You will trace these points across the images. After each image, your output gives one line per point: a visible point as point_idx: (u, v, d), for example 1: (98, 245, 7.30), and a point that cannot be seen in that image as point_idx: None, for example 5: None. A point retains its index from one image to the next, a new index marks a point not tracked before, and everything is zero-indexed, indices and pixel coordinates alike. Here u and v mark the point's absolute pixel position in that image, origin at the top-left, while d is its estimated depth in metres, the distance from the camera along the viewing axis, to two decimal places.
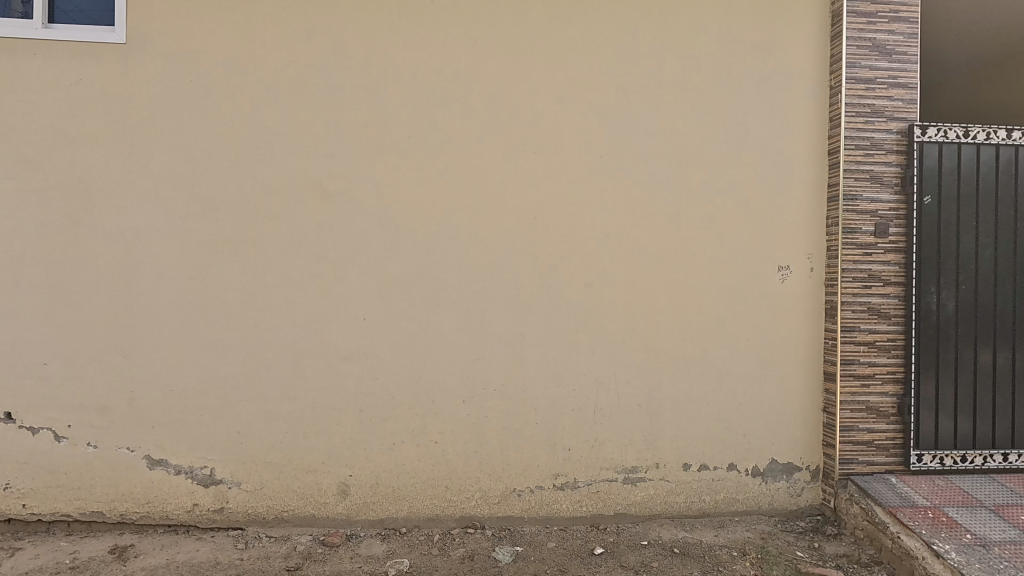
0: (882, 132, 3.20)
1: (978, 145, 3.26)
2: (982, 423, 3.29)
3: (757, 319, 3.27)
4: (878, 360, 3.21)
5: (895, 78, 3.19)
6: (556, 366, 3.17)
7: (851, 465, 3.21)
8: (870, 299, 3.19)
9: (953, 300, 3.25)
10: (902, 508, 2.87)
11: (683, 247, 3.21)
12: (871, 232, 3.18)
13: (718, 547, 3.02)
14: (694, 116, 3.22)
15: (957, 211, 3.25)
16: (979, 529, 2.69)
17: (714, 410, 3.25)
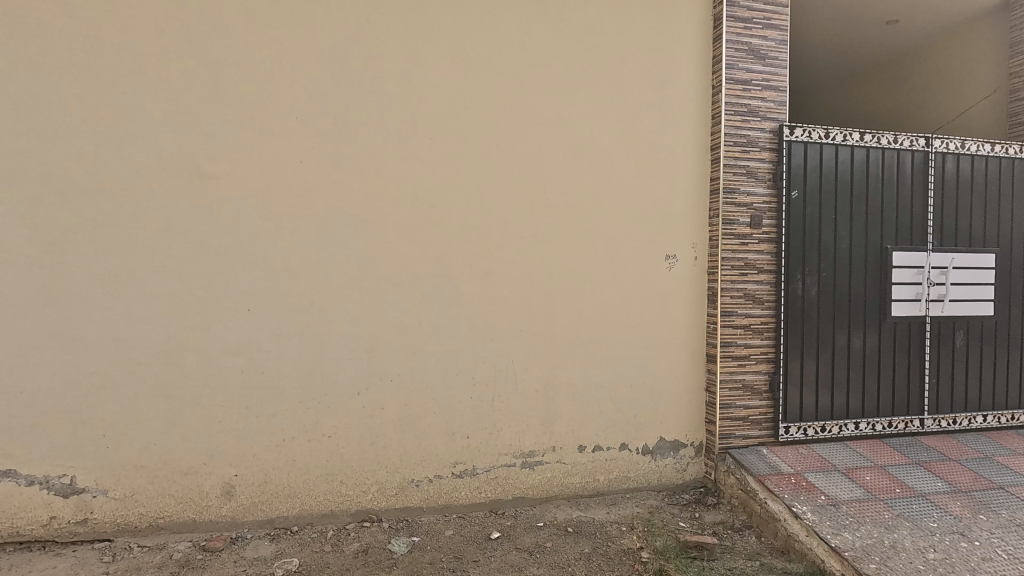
0: (757, 131, 3.46)
1: (837, 146, 3.61)
2: (838, 396, 3.67)
3: (647, 305, 3.43)
4: (753, 341, 3.48)
5: (768, 81, 3.45)
6: (453, 355, 3.17)
7: (729, 439, 3.47)
8: (745, 285, 3.45)
9: (815, 286, 3.59)
10: (770, 475, 3.16)
11: (577, 236, 3.30)
12: (746, 224, 3.44)
13: (609, 524, 3.16)
14: (588, 109, 3.31)
15: (819, 206, 3.58)
16: (831, 490, 3.04)
17: (607, 394, 3.39)
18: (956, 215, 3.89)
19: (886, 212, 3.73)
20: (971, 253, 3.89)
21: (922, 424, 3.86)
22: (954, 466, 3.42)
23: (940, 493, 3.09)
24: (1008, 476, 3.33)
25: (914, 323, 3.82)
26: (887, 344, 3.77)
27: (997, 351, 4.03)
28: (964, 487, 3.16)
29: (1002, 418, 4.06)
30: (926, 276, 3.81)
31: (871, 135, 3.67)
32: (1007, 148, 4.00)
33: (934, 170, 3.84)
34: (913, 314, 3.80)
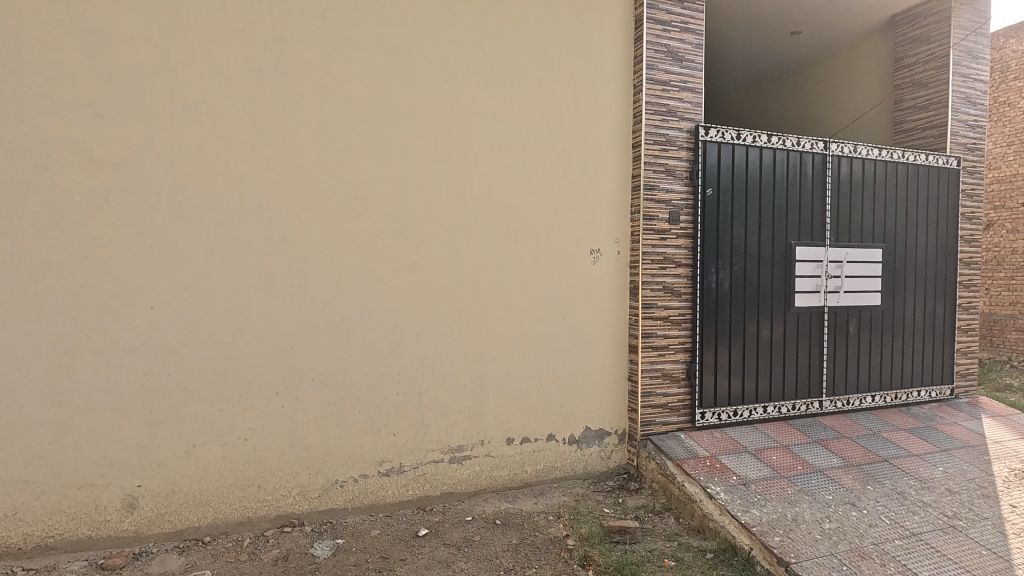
0: (674, 130, 3.60)
1: (747, 147, 3.83)
2: (749, 382, 3.91)
3: (572, 299, 3.50)
4: (672, 331, 3.64)
5: (685, 83, 3.61)
6: (378, 351, 3.09)
7: (650, 426, 3.61)
8: (665, 278, 3.60)
9: (728, 279, 3.80)
10: (687, 459, 3.33)
11: (503, 230, 3.31)
12: (665, 219, 3.58)
13: (536, 514, 3.21)
14: (514, 103, 3.32)
15: (731, 203, 3.79)
16: (742, 470, 3.26)
17: (534, 386, 3.44)
18: (850, 213, 4.25)
19: (790, 210, 4.01)
20: (863, 248, 4.28)
21: (821, 406, 4.20)
22: (847, 442, 3.79)
23: (835, 468, 3.43)
24: (891, 451, 3.74)
25: (814, 312, 4.14)
26: (791, 332, 4.06)
27: (884, 337, 4.46)
28: (855, 462, 3.53)
29: (887, 398, 4.50)
30: (824, 270, 4.14)
31: (777, 138, 3.93)
32: (892, 153, 4.41)
33: (831, 171, 4.17)
34: (813, 305, 4.12)
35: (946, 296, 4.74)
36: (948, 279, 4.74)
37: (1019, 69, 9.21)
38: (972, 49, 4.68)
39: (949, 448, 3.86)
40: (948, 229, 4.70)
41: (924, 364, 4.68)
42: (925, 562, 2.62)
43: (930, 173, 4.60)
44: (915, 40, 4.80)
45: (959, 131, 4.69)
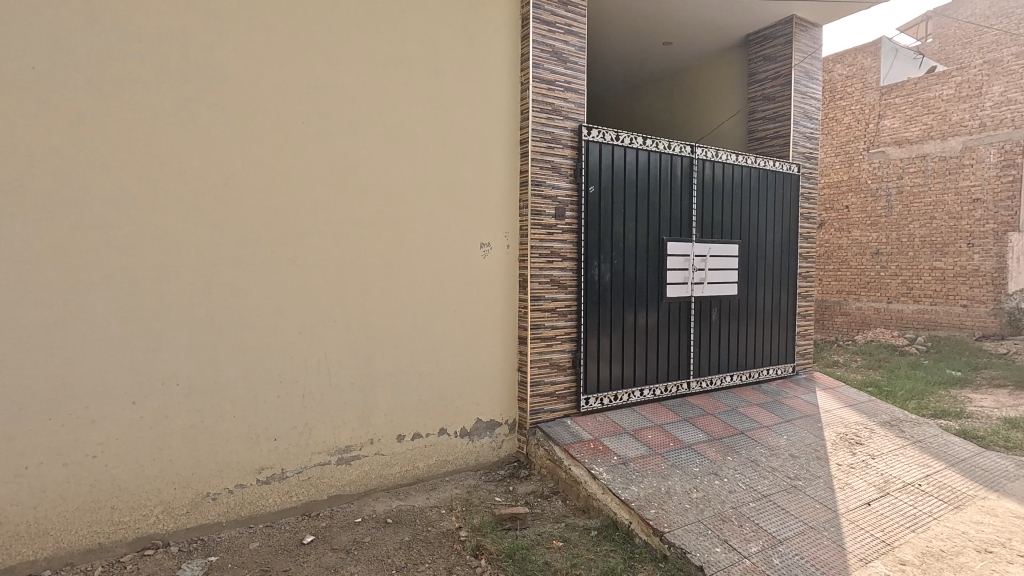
0: (559, 129, 3.74)
1: (625, 148, 4.09)
2: (627, 368, 4.19)
3: (463, 293, 3.52)
4: (558, 323, 3.79)
5: (569, 84, 3.76)
6: (256, 351, 2.88)
7: (539, 414, 3.74)
8: (551, 272, 3.73)
9: (609, 272, 4.03)
10: (573, 444, 3.50)
11: (392, 223, 3.23)
12: (552, 215, 3.71)
13: (429, 509, 3.20)
14: (402, 93, 3.24)
15: (612, 200, 4.02)
16: (622, 450, 3.49)
17: (426, 381, 3.41)
18: (713, 212, 4.71)
19: (662, 208, 4.35)
20: (723, 243, 4.76)
21: (689, 386, 4.63)
22: (711, 418, 4.21)
23: (701, 442, 3.80)
24: (746, 424, 4.22)
25: (683, 302, 4.54)
26: (664, 321, 4.42)
27: (740, 323, 5.00)
28: (717, 435, 3.94)
29: (743, 376, 5.07)
30: (691, 263, 4.55)
31: (651, 140, 4.24)
32: (747, 159, 4.94)
33: (697, 173, 4.58)
34: (682, 295, 4.51)
35: (789, 286, 5.43)
36: (790, 271, 5.42)
37: (844, 90, 10.77)
38: (809, 71, 5.37)
39: (791, 419, 4.44)
40: (790, 227, 5.38)
41: (772, 345, 5.32)
42: (774, 520, 3.04)
43: (776, 178, 5.22)
44: (765, 59, 5.42)
45: (799, 141, 5.37)
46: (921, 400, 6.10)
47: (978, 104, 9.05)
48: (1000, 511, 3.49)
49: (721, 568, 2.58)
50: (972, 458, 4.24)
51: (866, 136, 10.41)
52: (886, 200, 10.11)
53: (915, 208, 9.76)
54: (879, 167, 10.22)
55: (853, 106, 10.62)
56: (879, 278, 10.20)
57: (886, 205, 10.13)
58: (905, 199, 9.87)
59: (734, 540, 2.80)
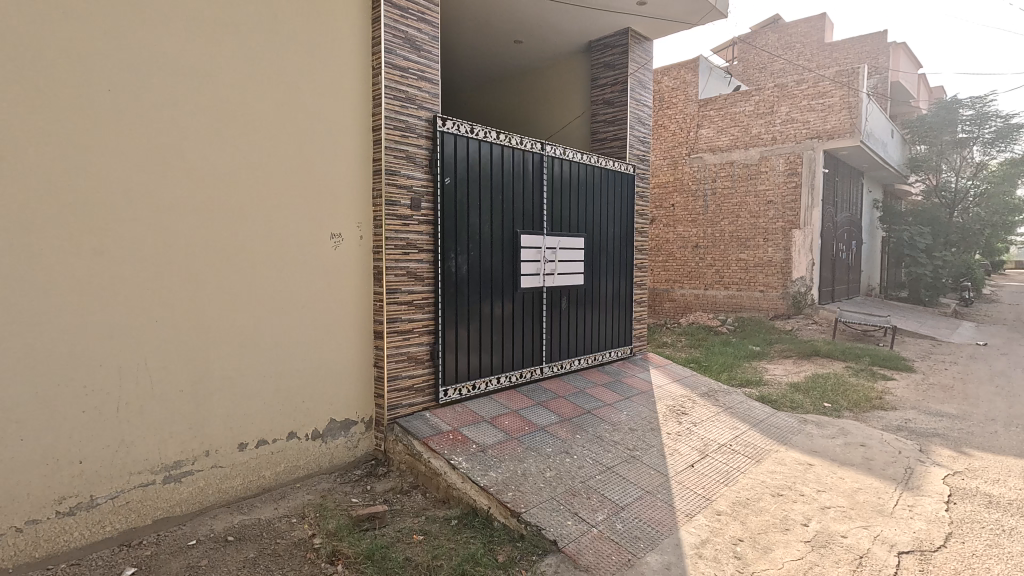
0: (414, 117, 3.68)
1: (479, 141, 4.14)
2: (484, 357, 4.28)
3: (312, 286, 3.30)
4: (415, 315, 3.74)
5: (422, 73, 3.72)
6: (53, 358, 2.39)
7: (396, 409, 3.66)
8: (408, 264, 3.66)
9: (465, 263, 4.07)
10: (432, 436, 3.48)
11: (227, 210, 2.91)
12: (407, 205, 3.63)
13: (277, 520, 2.96)
14: (237, 66, 2.93)
15: (467, 193, 4.06)
16: (480, 438, 3.57)
17: (271, 382, 3.15)
18: (561, 206, 4.98)
19: (516, 201, 4.49)
20: (570, 237, 5.07)
21: (542, 372, 4.87)
22: (561, 401, 4.48)
23: (553, 424, 4.03)
24: (592, 403, 4.57)
25: (535, 292, 4.76)
26: (518, 310, 4.59)
27: (586, 311, 5.38)
28: (567, 416, 4.21)
29: (589, 360, 5.47)
30: (543, 255, 4.77)
31: (504, 135, 4.35)
32: (591, 158, 5.31)
33: (547, 169, 4.81)
34: (535, 286, 4.72)
35: (626, 276, 5.97)
36: (627, 262, 5.96)
37: (670, 100, 12.07)
38: (642, 81, 5.92)
39: (629, 396, 4.91)
40: (627, 222, 5.91)
41: (613, 330, 5.82)
42: (617, 489, 3.34)
43: (616, 177, 5.68)
44: (605, 66, 5.86)
45: (634, 144, 5.91)
46: (729, 372, 7.13)
47: (770, 121, 10.75)
48: (787, 460, 4.23)
49: (572, 539, 2.78)
50: (767, 419, 5.08)
51: (687, 143, 11.79)
52: (703, 200, 11.58)
53: (725, 207, 11.31)
54: (698, 171, 11.66)
55: (677, 116, 11.95)
56: (698, 268, 11.66)
57: (703, 205, 11.59)
58: (718, 200, 11.39)
59: (583, 511, 3.03)
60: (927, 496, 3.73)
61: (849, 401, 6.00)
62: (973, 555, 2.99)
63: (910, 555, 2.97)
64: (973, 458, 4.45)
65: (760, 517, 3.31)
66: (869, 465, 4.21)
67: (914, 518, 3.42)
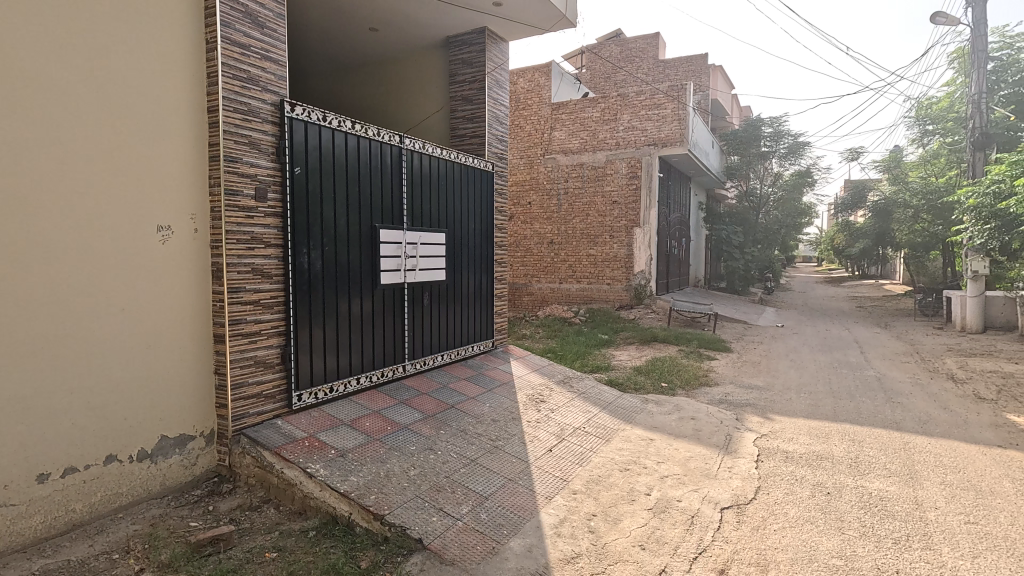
0: (257, 100, 3.38)
1: (333, 130, 3.93)
2: (343, 357, 4.09)
3: (135, 286, 2.88)
4: (263, 316, 3.44)
5: (266, 52, 3.44)
6: None
7: (243, 419, 3.34)
8: (253, 260, 3.35)
9: (319, 259, 3.84)
10: (285, 445, 3.24)
11: (17, 193, 2.40)
12: (251, 196, 3.32)
13: (93, 558, 2.54)
14: (28, 20, 2.42)
15: (320, 184, 3.83)
16: (339, 443, 3.41)
17: (83, 398, 2.68)
18: (421, 201, 4.93)
19: (374, 195, 4.34)
20: (431, 232, 5.03)
21: (404, 369, 4.79)
22: (424, 398, 4.45)
23: (416, 421, 3.98)
24: (455, 398, 4.60)
25: (396, 289, 4.65)
26: (378, 308, 4.45)
27: (448, 306, 5.39)
28: (431, 413, 4.19)
29: (452, 355, 5.50)
30: (403, 250, 4.68)
31: (360, 126, 4.18)
32: (450, 154, 5.32)
33: (406, 163, 4.72)
34: (395, 282, 4.62)
35: (487, 271, 6.09)
36: (488, 257, 6.09)
37: (525, 101, 12.52)
38: (498, 80, 6.07)
39: (492, 388, 5.03)
40: (487, 219, 6.03)
41: (475, 324, 5.91)
42: (481, 480, 3.41)
43: (475, 173, 5.76)
44: (463, 63, 5.90)
45: (492, 143, 6.04)
46: (582, 360, 7.64)
47: (614, 127, 11.68)
48: (632, 437, 4.65)
49: (437, 535, 2.78)
50: (615, 401, 5.54)
51: (541, 144, 12.35)
52: (557, 198, 12.23)
53: (576, 206, 12.06)
54: (552, 171, 12.28)
55: (532, 117, 12.45)
56: (553, 263, 12.30)
57: (557, 203, 12.24)
58: (570, 199, 12.11)
59: (447, 506, 3.05)
60: (741, 457, 4.36)
61: (681, 380, 6.78)
62: (776, 503, 3.56)
63: (730, 510, 3.45)
64: (774, 422, 5.29)
65: (610, 492, 3.60)
66: (698, 436, 4.79)
67: (732, 477, 3.97)
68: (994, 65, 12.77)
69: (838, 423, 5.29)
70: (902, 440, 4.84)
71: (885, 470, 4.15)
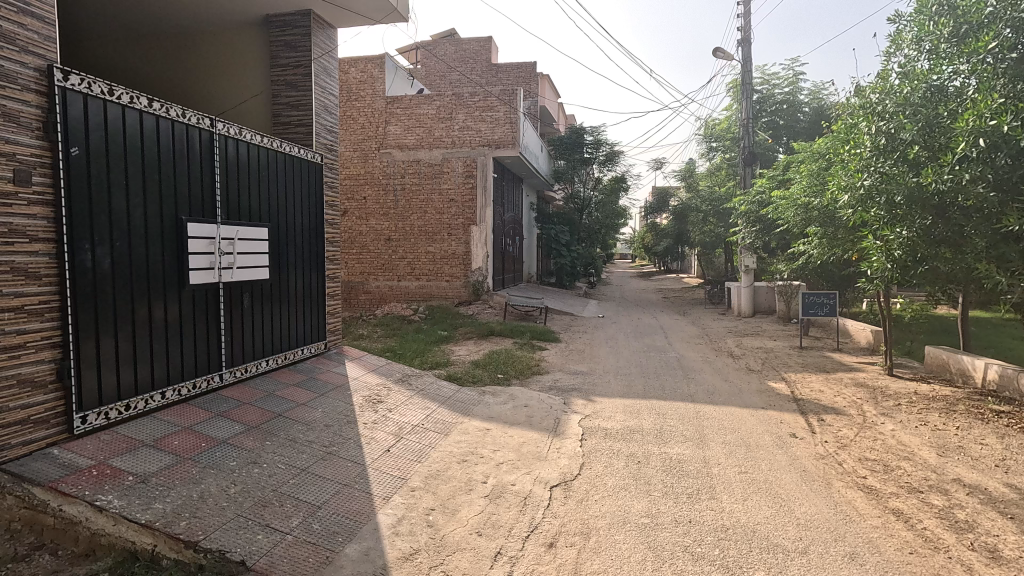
0: (13, 62, 2.78)
1: (123, 107, 3.38)
2: (142, 369, 3.56)
3: None
4: (29, 326, 2.85)
5: (26, 6, 2.86)
6: None
7: (2, 452, 2.73)
8: (12, 257, 2.76)
9: (107, 257, 3.29)
10: (64, 477, 2.73)
11: None
12: (8, 179, 2.74)
13: None
14: None
15: (107, 169, 3.28)
16: (138, 468, 2.97)
17: None
18: (238, 193, 4.48)
19: (178, 183, 3.84)
20: (251, 227, 4.61)
21: (222, 379, 4.32)
22: (246, 408, 4.07)
23: (236, 435, 3.63)
24: (283, 405, 4.29)
25: (210, 289, 4.18)
26: (187, 311, 3.96)
27: (273, 307, 4.99)
28: (255, 423, 3.86)
29: (279, 359, 5.10)
30: (217, 247, 4.21)
31: (158, 104, 3.67)
32: (272, 143, 4.93)
33: (219, 150, 4.26)
34: (209, 282, 4.14)
35: (317, 268, 5.77)
36: (317, 255, 5.76)
37: (358, 92, 12.04)
38: (326, 68, 5.81)
39: (324, 392, 4.79)
40: (316, 214, 5.70)
41: (304, 326, 5.55)
42: (312, 489, 3.24)
43: (302, 165, 5.41)
44: (285, 45, 5.53)
45: (321, 133, 5.74)
46: (422, 357, 7.63)
47: (450, 126, 11.84)
48: (470, 429, 4.78)
49: (263, 553, 2.58)
50: (453, 395, 5.64)
51: (376, 137, 12.00)
52: (394, 194, 11.98)
53: (413, 203, 11.95)
54: (388, 166, 12.00)
55: (365, 109, 12.02)
56: (391, 260, 12.04)
57: (394, 199, 12.00)
58: (407, 195, 11.95)
59: (275, 521, 2.84)
60: (569, 438, 4.75)
61: (516, 371, 7.15)
62: (597, 475, 3.96)
63: (558, 487, 3.75)
64: (597, 403, 5.86)
65: (449, 484, 3.67)
66: (530, 421, 5.11)
67: (560, 457, 4.31)
68: (758, 97, 15.57)
69: (647, 400, 6.04)
70: (695, 410, 5.70)
71: (682, 436, 4.86)
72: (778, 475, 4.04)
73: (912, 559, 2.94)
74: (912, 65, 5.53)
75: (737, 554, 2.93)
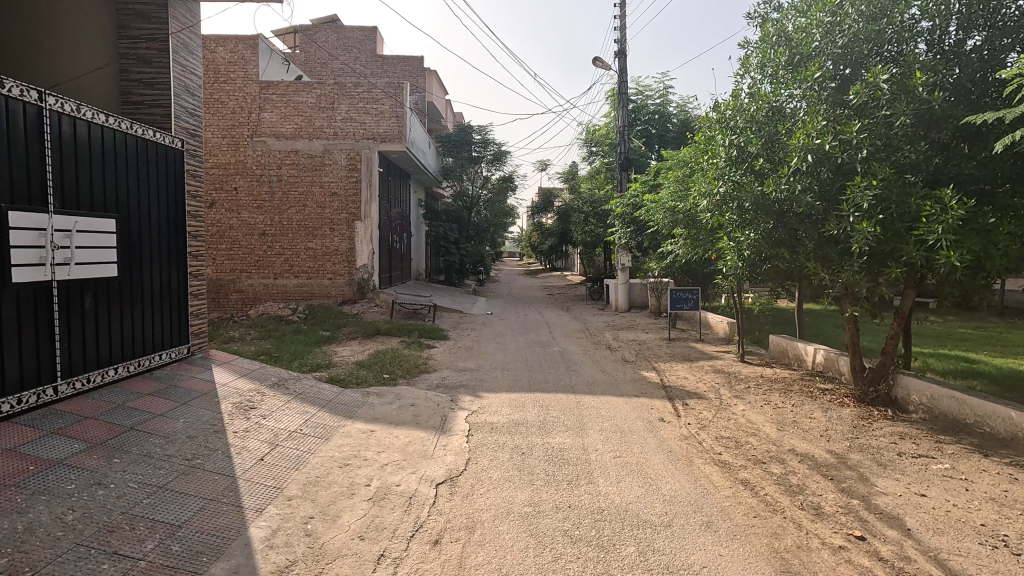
0: None
1: None
2: None
3: None
4: None
5: None
6: None
7: None
8: None
9: None
10: None
11: None
12: None
13: None
14: None
15: None
16: None
17: None
18: (77, 179, 3.94)
19: None
20: (94, 217, 4.06)
21: (57, 392, 3.77)
22: (88, 424, 3.59)
23: (76, 454, 3.20)
24: (136, 418, 3.84)
25: (40, 289, 3.62)
26: (8, 315, 3.39)
27: (122, 308, 4.45)
28: (100, 440, 3.42)
29: (130, 367, 4.55)
30: (49, 239, 3.67)
31: None
32: (120, 124, 4.39)
33: (50, 129, 3.71)
34: (38, 279, 3.59)
35: (178, 265, 5.22)
36: (178, 250, 5.22)
37: (227, 74, 11.08)
38: (187, 44, 5.43)
39: (186, 401, 4.35)
40: (177, 205, 5.16)
41: (161, 329, 5.00)
42: (171, 508, 2.94)
43: (156, 150, 4.86)
44: (136, 15, 5.10)
45: (181, 116, 5.33)
46: (300, 359, 7.23)
47: (331, 116, 11.31)
48: (353, 431, 4.63)
49: None
50: (335, 398, 5.41)
51: (249, 124, 11.14)
52: (269, 186, 11.20)
53: (291, 195, 11.25)
54: (262, 155, 11.18)
55: (236, 93, 11.12)
56: (267, 256, 11.25)
57: (269, 191, 11.21)
58: (284, 187, 11.22)
59: (124, 547, 2.54)
60: (454, 434, 4.77)
61: (402, 370, 7.02)
62: (482, 469, 4.03)
63: (443, 484, 3.76)
64: (483, 399, 5.94)
65: (329, 490, 3.53)
66: (417, 421, 5.06)
67: (446, 454, 4.33)
68: (633, 106, 16.67)
69: (532, 393, 6.24)
70: (576, 400, 6.00)
71: (563, 426, 5.09)
72: (648, 456, 4.40)
73: (755, 521, 3.35)
74: (757, 87, 6.24)
75: (611, 533, 3.14)
